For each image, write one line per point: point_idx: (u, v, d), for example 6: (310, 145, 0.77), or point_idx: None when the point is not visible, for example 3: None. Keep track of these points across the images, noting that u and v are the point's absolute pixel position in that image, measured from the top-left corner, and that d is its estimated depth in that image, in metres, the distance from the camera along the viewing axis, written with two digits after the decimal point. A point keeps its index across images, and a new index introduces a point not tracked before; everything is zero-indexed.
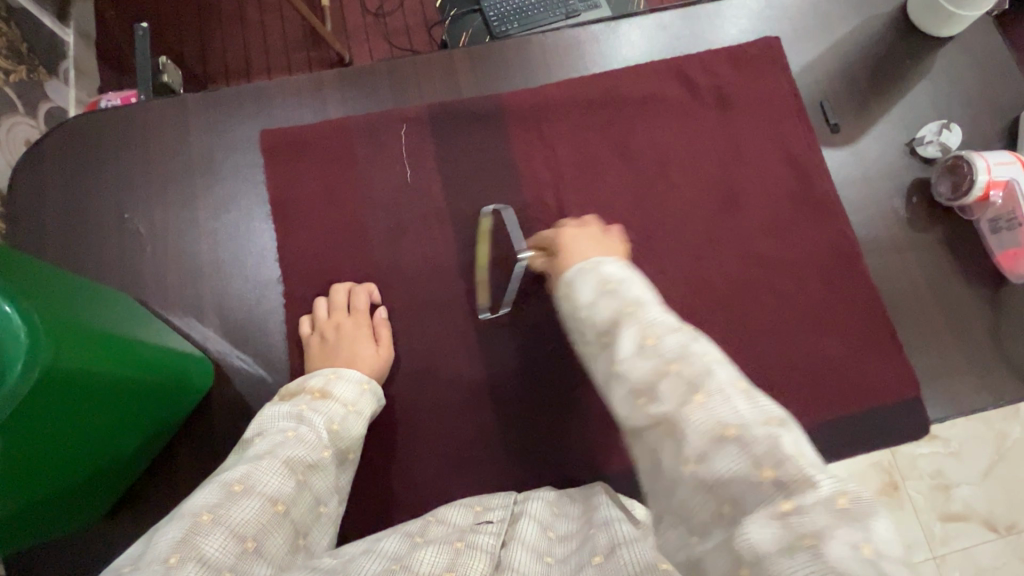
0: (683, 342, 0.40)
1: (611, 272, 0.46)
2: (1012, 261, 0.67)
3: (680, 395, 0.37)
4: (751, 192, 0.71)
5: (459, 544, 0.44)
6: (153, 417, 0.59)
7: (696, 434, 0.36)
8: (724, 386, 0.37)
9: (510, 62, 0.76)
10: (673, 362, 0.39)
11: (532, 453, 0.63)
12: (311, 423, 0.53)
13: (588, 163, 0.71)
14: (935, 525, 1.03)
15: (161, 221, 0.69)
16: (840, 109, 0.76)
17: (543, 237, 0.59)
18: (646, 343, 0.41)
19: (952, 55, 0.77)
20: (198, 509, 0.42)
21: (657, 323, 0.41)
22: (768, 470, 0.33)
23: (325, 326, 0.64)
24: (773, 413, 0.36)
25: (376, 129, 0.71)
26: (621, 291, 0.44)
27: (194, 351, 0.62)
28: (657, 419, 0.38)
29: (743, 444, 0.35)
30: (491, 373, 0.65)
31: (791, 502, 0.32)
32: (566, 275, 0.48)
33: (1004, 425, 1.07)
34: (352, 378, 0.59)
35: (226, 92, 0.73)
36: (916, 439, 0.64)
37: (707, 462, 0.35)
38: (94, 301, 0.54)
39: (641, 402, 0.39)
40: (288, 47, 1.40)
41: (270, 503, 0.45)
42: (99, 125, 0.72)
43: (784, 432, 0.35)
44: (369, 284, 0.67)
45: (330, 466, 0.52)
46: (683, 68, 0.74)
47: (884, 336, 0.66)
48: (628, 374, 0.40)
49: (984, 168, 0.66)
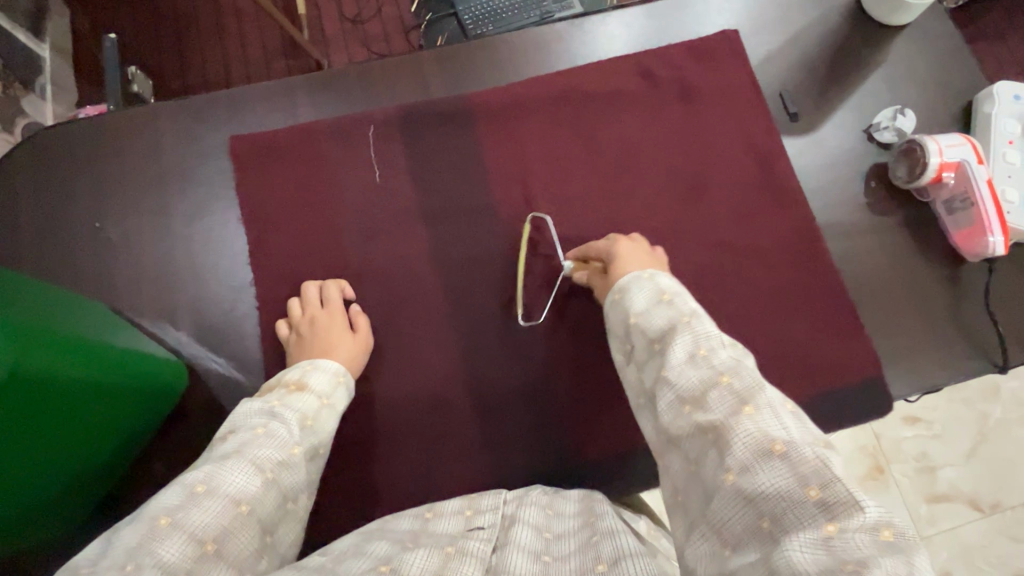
0: (735, 358, 0.43)
1: (665, 284, 0.52)
2: (966, 241, 0.69)
3: (729, 406, 0.39)
4: (716, 180, 0.72)
5: (450, 549, 0.45)
6: (128, 422, 0.59)
7: (742, 445, 0.37)
8: (775, 403, 0.39)
9: (476, 64, 0.77)
10: (726, 374, 0.41)
11: (505, 444, 0.64)
12: (282, 419, 0.51)
13: (556, 158, 0.72)
14: (922, 506, 1.05)
15: (133, 228, 0.70)
16: (799, 98, 0.78)
17: (590, 247, 0.64)
18: (697, 353, 0.44)
19: (907, 43, 0.79)
20: (157, 513, 0.42)
21: (709, 336, 0.45)
22: (815, 490, 0.34)
23: (300, 321, 0.64)
24: (818, 436, 0.38)
25: (345, 132, 0.72)
26: (677, 303, 0.49)
27: (167, 355, 0.63)
28: (703, 424, 0.40)
29: (790, 461, 0.36)
30: (464, 368, 0.66)
31: (835, 524, 0.32)
32: (621, 282, 0.54)
33: (985, 406, 1.09)
34: (328, 370, 0.58)
35: (196, 101, 0.74)
36: (881, 417, 0.66)
37: (750, 474, 0.36)
38: (65, 308, 0.55)
39: (687, 408, 0.42)
40: (267, 56, 1.41)
41: (233, 504, 0.44)
42: (69, 136, 0.72)
43: (830, 454, 0.36)
44: (342, 280, 0.67)
45: (301, 463, 0.51)
46: (646, 62, 0.75)
47: (847, 317, 0.67)
48: (676, 381, 0.43)
49: (935, 151, 0.67)
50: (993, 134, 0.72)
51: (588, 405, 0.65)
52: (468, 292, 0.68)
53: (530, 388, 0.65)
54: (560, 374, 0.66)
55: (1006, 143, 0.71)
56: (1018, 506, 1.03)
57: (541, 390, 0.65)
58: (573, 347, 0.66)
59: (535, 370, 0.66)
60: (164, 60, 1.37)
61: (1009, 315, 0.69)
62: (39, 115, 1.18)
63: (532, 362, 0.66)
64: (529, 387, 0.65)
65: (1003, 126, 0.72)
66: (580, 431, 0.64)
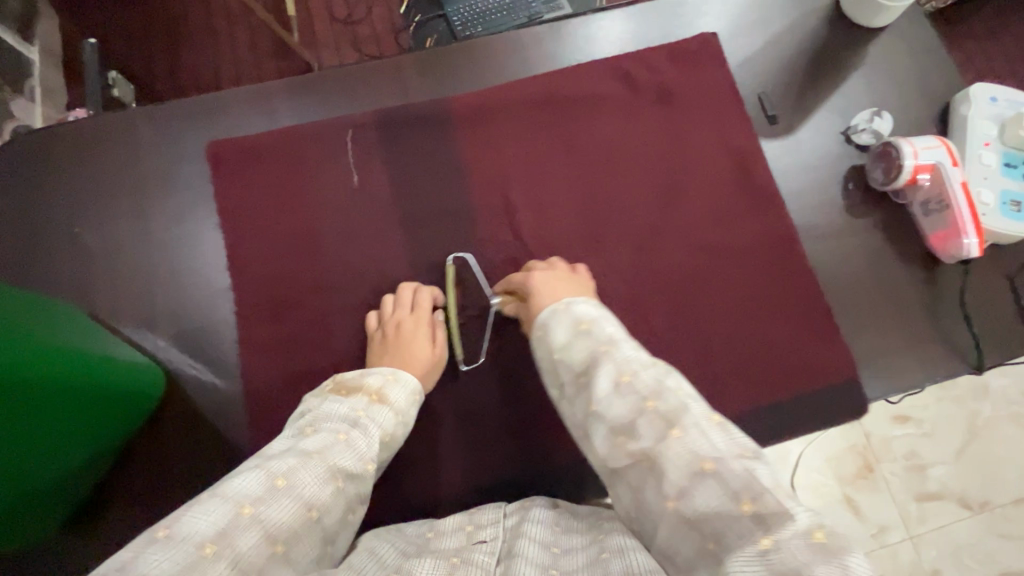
0: (658, 380, 0.44)
1: (583, 312, 0.53)
2: (942, 243, 0.69)
3: (657, 432, 0.41)
4: (694, 183, 0.72)
5: (455, 560, 0.47)
6: (106, 429, 0.59)
7: (674, 470, 0.39)
8: (700, 421, 0.41)
9: (455, 67, 0.77)
10: (650, 400, 0.43)
11: (481, 447, 0.64)
12: (362, 431, 0.52)
13: (533, 161, 0.72)
14: (911, 505, 1.03)
15: (111, 233, 0.70)
16: (777, 101, 0.78)
17: (510, 281, 0.63)
18: (621, 381, 0.45)
19: (885, 45, 0.80)
20: (241, 498, 0.42)
21: (630, 361, 0.46)
22: (748, 504, 0.36)
23: (388, 322, 0.64)
24: (746, 446, 0.40)
25: (323, 136, 0.72)
26: (596, 331, 0.50)
27: (143, 360, 0.63)
28: (637, 454, 0.41)
29: (721, 478, 0.38)
30: (441, 371, 0.66)
31: (771, 537, 0.34)
32: (540, 317, 0.54)
33: (974, 404, 1.08)
34: (407, 385, 0.59)
35: (174, 105, 0.74)
36: (857, 419, 0.66)
37: (687, 497, 0.38)
38: (48, 317, 0.56)
39: (620, 440, 0.43)
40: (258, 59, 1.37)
41: (306, 507, 0.45)
42: (48, 141, 0.72)
43: (757, 465, 0.38)
44: (436, 287, 0.67)
45: (367, 479, 0.51)
46: (624, 65, 0.76)
47: (823, 319, 0.68)
48: (606, 414, 0.44)
49: (910, 153, 0.67)
50: (970, 135, 0.72)
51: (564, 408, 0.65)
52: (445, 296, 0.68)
53: (505, 392, 0.66)
54: (537, 378, 0.66)
55: (982, 144, 0.71)
56: (1007, 503, 1.02)
57: (518, 393, 0.65)
58: None
59: (511, 374, 0.66)
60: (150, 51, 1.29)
61: (984, 315, 0.70)
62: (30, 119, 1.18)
63: (509, 366, 0.66)
64: (506, 391, 0.66)
65: (980, 127, 0.72)
66: (556, 434, 0.65)
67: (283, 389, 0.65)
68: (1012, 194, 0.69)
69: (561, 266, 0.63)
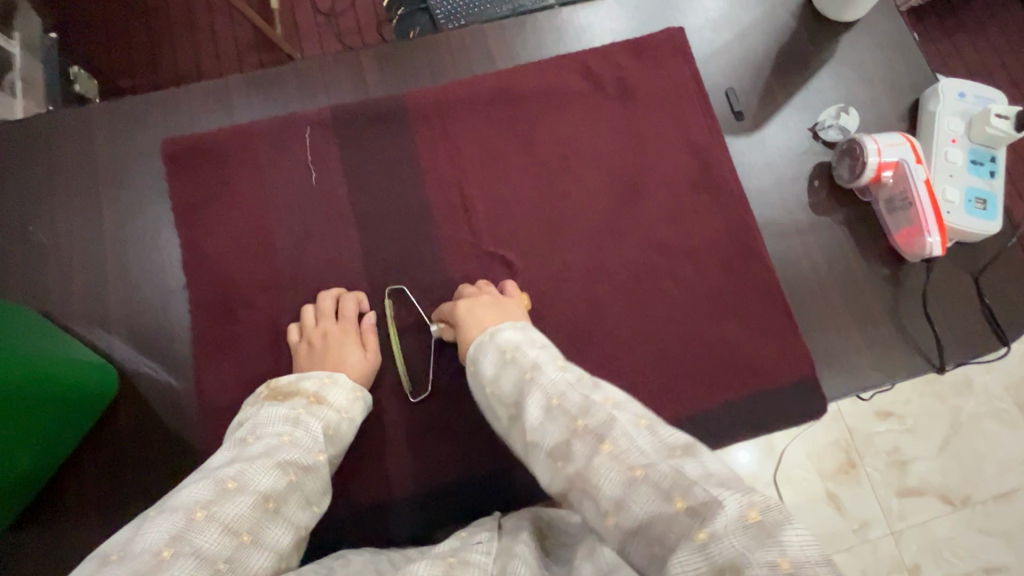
0: (585, 395, 0.43)
1: (508, 339, 0.52)
2: (907, 241, 0.68)
3: (589, 449, 0.39)
4: (655, 180, 0.71)
5: (451, 560, 0.43)
6: (59, 430, 0.59)
7: (609, 483, 0.37)
8: (626, 428, 0.40)
9: (418, 63, 0.76)
10: (580, 417, 0.41)
11: (436, 447, 0.64)
12: (307, 427, 0.54)
13: (493, 158, 0.71)
14: (892, 501, 1.00)
15: (66, 232, 0.70)
16: (743, 96, 0.77)
17: (443, 309, 0.62)
18: (551, 405, 0.43)
19: (853, 39, 0.79)
20: (191, 505, 0.44)
21: (556, 383, 0.45)
22: (680, 500, 0.34)
23: (312, 332, 0.63)
24: (675, 445, 0.38)
25: (280, 133, 0.71)
26: (520, 359, 0.49)
27: (99, 360, 0.63)
28: (573, 476, 0.39)
29: (651, 481, 0.36)
30: (398, 371, 0.66)
31: (706, 530, 0.32)
32: (470, 351, 0.54)
33: (958, 400, 1.04)
34: (347, 385, 0.59)
35: (131, 102, 0.73)
36: (815, 418, 0.66)
37: (624, 508, 0.36)
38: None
39: (558, 465, 0.41)
40: (239, 52, 1.31)
41: (262, 500, 0.47)
42: (2, 139, 0.72)
43: (685, 460, 0.37)
44: (358, 292, 0.67)
45: (325, 469, 0.53)
46: (587, 60, 0.74)
47: (782, 318, 0.67)
48: (542, 441, 0.42)
49: (874, 150, 0.66)
50: (937, 132, 0.71)
51: None
52: (402, 295, 0.68)
53: (461, 391, 0.65)
54: None
55: (950, 141, 0.70)
56: (987, 499, 0.99)
57: (474, 392, 0.65)
58: None
59: (468, 373, 0.66)
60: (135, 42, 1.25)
61: (949, 314, 0.69)
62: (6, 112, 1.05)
63: (465, 366, 0.66)
64: (462, 391, 0.65)
65: (947, 124, 0.71)
66: None
67: (235, 389, 0.64)
68: (978, 192, 0.69)
69: (488, 289, 0.63)
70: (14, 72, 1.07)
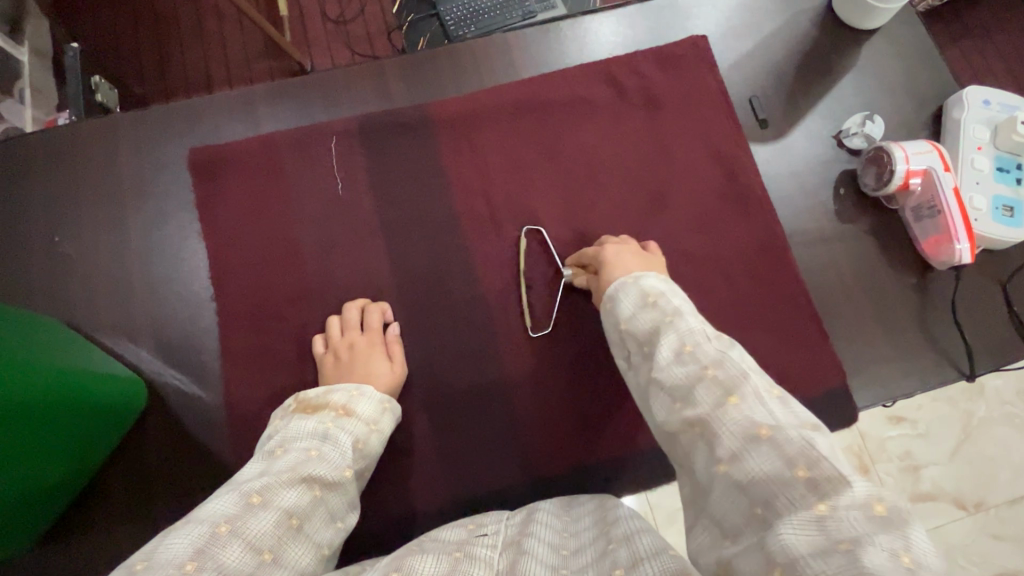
0: (719, 349, 0.44)
1: (651, 287, 0.52)
2: (934, 248, 0.68)
3: (715, 399, 0.40)
4: (680, 189, 0.71)
5: (458, 554, 0.45)
6: (93, 444, 0.60)
7: (730, 435, 0.38)
8: (759, 392, 0.40)
9: (439, 72, 0.76)
10: (710, 367, 0.42)
11: (465, 458, 0.64)
12: (335, 442, 0.53)
13: (518, 166, 0.71)
14: (905, 506, 0.95)
15: (91, 243, 0.69)
16: (767, 104, 0.77)
17: (581, 254, 0.64)
18: (683, 349, 0.45)
19: (876, 48, 0.79)
20: (216, 519, 0.43)
21: (694, 332, 0.46)
22: (803, 469, 0.34)
23: (338, 344, 0.63)
24: (807, 420, 0.38)
25: (306, 142, 0.71)
26: (662, 302, 0.50)
27: (127, 373, 0.63)
28: (691, 420, 0.40)
29: (778, 444, 0.36)
30: (428, 383, 0.65)
31: (827, 502, 0.32)
32: (608, 290, 0.55)
33: (969, 404, 1.00)
34: (375, 396, 0.59)
35: (155, 113, 0.73)
36: (844, 427, 0.66)
37: (740, 461, 0.36)
38: (36, 336, 0.57)
39: (677, 405, 0.42)
40: (249, 59, 1.25)
41: (286, 516, 0.45)
42: (25, 150, 0.72)
43: (816, 435, 0.36)
44: (383, 302, 0.67)
45: (348, 485, 0.52)
46: (611, 69, 0.75)
47: (810, 328, 0.67)
48: (664, 379, 0.44)
49: (902, 159, 0.66)
50: (962, 140, 0.71)
51: (550, 419, 0.64)
52: (430, 306, 0.67)
53: (491, 402, 0.65)
54: (522, 387, 0.65)
55: (975, 149, 0.70)
56: (1001, 503, 0.94)
57: (503, 403, 0.65)
58: (536, 359, 0.66)
59: (498, 384, 0.65)
60: (141, 47, 1.23)
61: (975, 322, 0.69)
62: (19, 121, 1.04)
63: (494, 376, 0.65)
64: (491, 401, 0.65)
65: (972, 132, 0.71)
66: (541, 444, 0.64)
67: (264, 401, 0.64)
68: (1004, 199, 0.69)
69: (631, 241, 0.64)
70: (23, 81, 1.09)
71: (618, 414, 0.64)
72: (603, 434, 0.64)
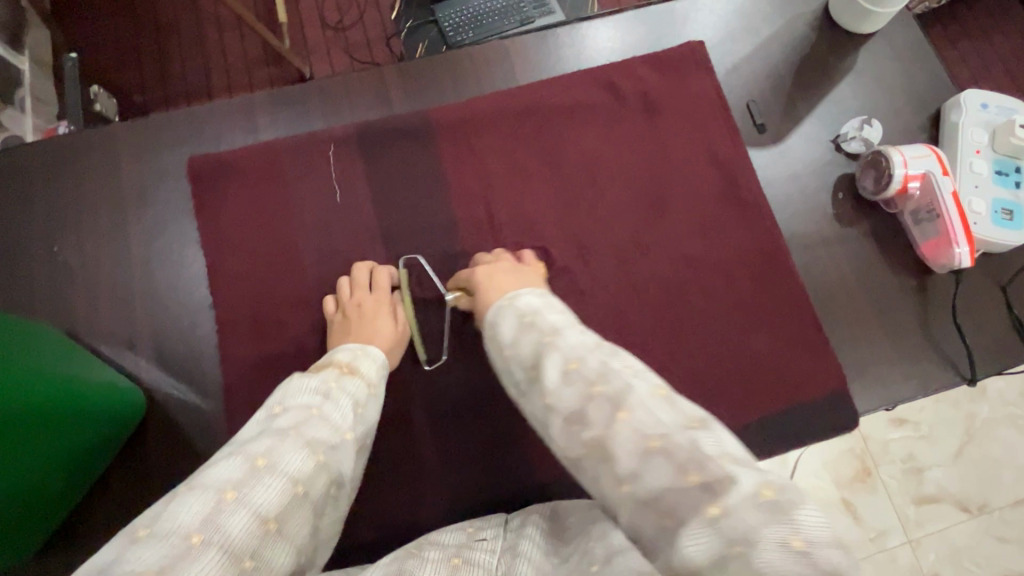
0: (603, 360, 0.41)
1: (527, 303, 0.49)
2: (934, 252, 0.68)
3: (607, 416, 0.37)
4: (679, 194, 0.71)
5: (456, 560, 0.45)
6: (92, 453, 0.60)
7: (626, 454, 0.35)
8: (644, 396, 0.37)
9: (437, 78, 0.77)
10: (597, 384, 0.39)
11: (466, 466, 0.63)
12: (337, 403, 0.51)
13: (517, 173, 0.71)
14: (909, 509, 0.94)
15: (91, 252, 0.70)
16: (766, 109, 0.77)
17: (459, 278, 0.63)
18: (569, 369, 0.41)
19: (873, 51, 0.79)
20: (222, 485, 0.40)
21: (576, 348, 0.43)
22: (694, 475, 0.33)
23: (346, 303, 0.63)
24: (694, 415, 0.36)
25: (304, 150, 0.71)
26: (539, 321, 0.46)
27: (126, 382, 0.63)
28: (590, 444, 0.37)
29: (668, 453, 0.34)
30: (427, 390, 0.65)
31: (719, 504, 0.31)
32: (488, 313, 0.52)
33: (971, 405, 0.99)
34: (378, 357, 0.58)
35: (155, 121, 0.74)
36: (846, 432, 0.65)
37: (640, 479, 0.34)
38: (32, 344, 0.56)
39: (575, 429, 0.39)
40: (249, 65, 1.25)
41: (294, 482, 0.43)
42: (25, 160, 0.72)
43: (703, 432, 0.35)
44: (392, 266, 0.66)
45: (352, 448, 0.50)
46: (609, 75, 0.75)
47: (812, 332, 0.67)
48: (560, 405, 0.40)
49: (899, 163, 0.67)
50: (960, 143, 0.71)
51: None
52: (430, 312, 0.67)
53: (491, 409, 0.65)
54: None
55: (973, 152, 0.70)
56: (1006, 505, 0.94)
57: (503, 410, 0.65)
58: None
59: (498, 391, 0.65)
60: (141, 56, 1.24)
61: (976, 325, 0.69)
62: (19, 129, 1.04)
63: (494, 383, 0.65)
64: (491, 409, 0.65)
65: (970, 135, 0.71)
66: (542, 450, 0.64)
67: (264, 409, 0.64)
68: (1004, 203, 0.68)
69: (505, 258, 0.63)
70: (24, 90, 1.09)
71: None
72: None
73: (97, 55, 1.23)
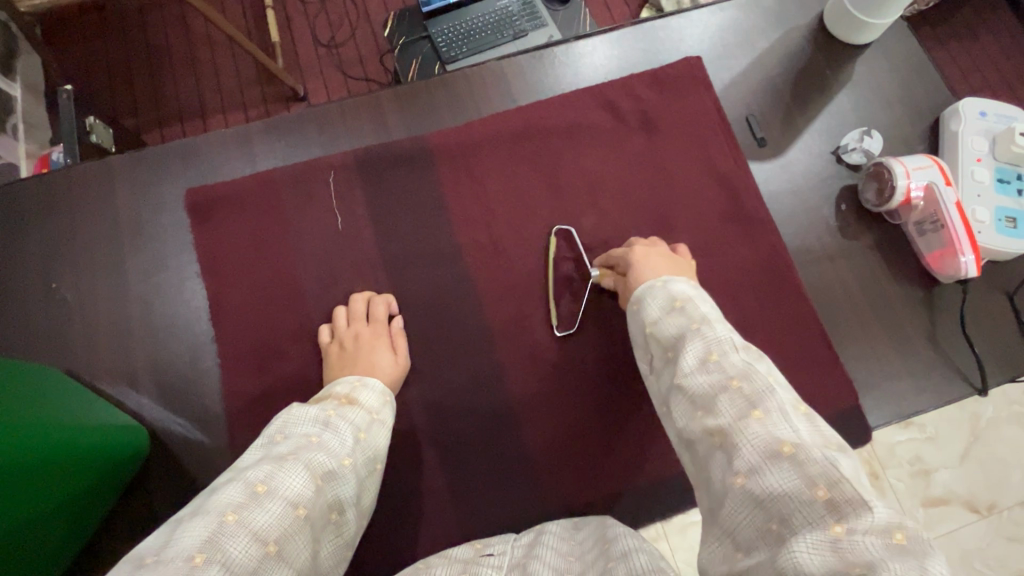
0: (747, 360, 0.42)
1: (680, 291, 0.51)
2: (939, 262, 0.67)
3: (738, 410, 0.38)
4: (682, 212, 0.71)
5: None
6: (97, 498, 0.58)
7: (750, 447, 0.36)
8: (785, 407, 0.38)
9: (434, 101, 0.76)
10: (736, 378, 0.40)
11: (477, 494, 0.62)
12: (336, 430, 0.50)
13: (517, 194, 0.71)
14: (919, 512, 0.93)
15: (89, 289, 0.69)
16: (765, 122, 0.77)
17: (610, 256, 0.64)
18: (709, 358, 0.43)
19: (870, 62, 0.79)
20: (223, 508, 0.41)
21: (722, 340, 0.44)
22: (823, 489, 0.32)
23: (344, 334, 0.63)
24: (832, 440, 0.36)
25: (304, 178, 0.70)
26: (690, 309, 0.49)
27: (129, 423, 0.62)
28: (714, 429, 0.39)
29: (798, 461, 0.34)
30: (436, 419, 0.64)
31: (845, 525, 0.30)
32: (637, 293, 0.54)
33: (977, 406, 0.98)
34: (376, 388, 0.57)
35: (151, 153, 0.73)
36: (859, 448, 0.65)
37: (758, 475, 0.35)
38: (32, 391, 0.56)
39: (700, 413, 0.41)
40: (242, 86, 1.24)
41: (292, 506, 0.43)
42: (21, 197, 0.71)
43: (840, 456, 0.34)
44: (388, 295, 0.67)
45: (352, 474, 0.49)
46: (607, 93, 0.74)
47: (820, 348, 0.66)
48: (689, 387, 0.43)
49: (902, 174, 0.66)
50: (962, 152, 0.71)
51: (561, 450, 0.63)
52: (435, 339, 0.67)
53: (501, 435, 0.64)
54: (531, 419, 0.64)
55: (975, 161, 0.70)
56: (1015, 505, 0.93)
57: (514, 436, 0.64)
58: (544, 389, 0.65)
59: (507, 415, 0.64)
60: (135, 80, 1.23)
61: (984, 333, 0.69)
62: (12, 156, 1.03)
63: (502, 409, 0.65)
64: (501, 435, 0.64)
65: (970, 144, 0.71)
66: (553, 475, 0.63)
67: None
68: (1007, 210, 0.68)
69: (661, 244, 0.64)
70: (16, 116, 1.08)
71: (629, 442, 0.64)
72: (617, 463, 0.63)
73: (90, 79, 1.22)
